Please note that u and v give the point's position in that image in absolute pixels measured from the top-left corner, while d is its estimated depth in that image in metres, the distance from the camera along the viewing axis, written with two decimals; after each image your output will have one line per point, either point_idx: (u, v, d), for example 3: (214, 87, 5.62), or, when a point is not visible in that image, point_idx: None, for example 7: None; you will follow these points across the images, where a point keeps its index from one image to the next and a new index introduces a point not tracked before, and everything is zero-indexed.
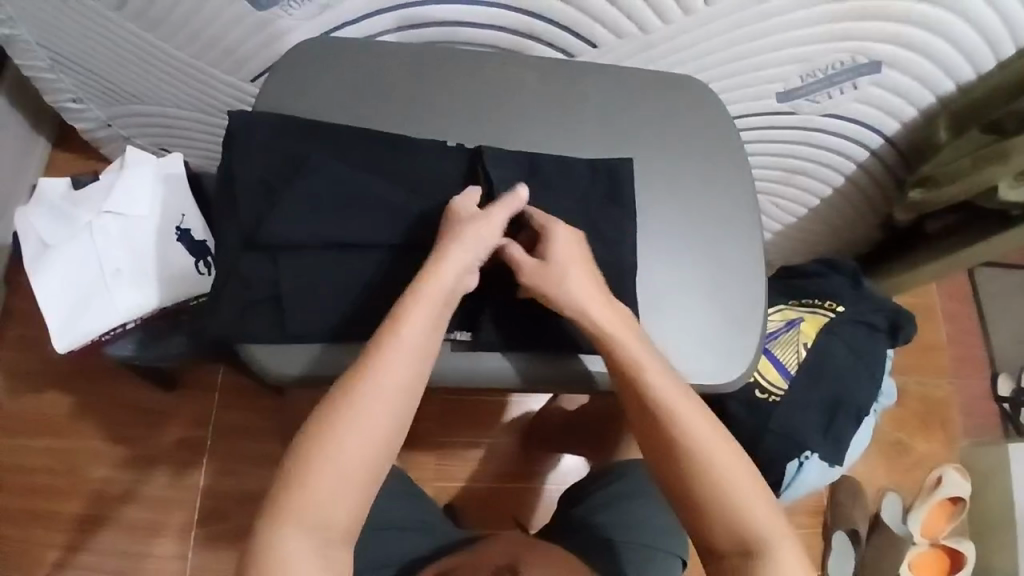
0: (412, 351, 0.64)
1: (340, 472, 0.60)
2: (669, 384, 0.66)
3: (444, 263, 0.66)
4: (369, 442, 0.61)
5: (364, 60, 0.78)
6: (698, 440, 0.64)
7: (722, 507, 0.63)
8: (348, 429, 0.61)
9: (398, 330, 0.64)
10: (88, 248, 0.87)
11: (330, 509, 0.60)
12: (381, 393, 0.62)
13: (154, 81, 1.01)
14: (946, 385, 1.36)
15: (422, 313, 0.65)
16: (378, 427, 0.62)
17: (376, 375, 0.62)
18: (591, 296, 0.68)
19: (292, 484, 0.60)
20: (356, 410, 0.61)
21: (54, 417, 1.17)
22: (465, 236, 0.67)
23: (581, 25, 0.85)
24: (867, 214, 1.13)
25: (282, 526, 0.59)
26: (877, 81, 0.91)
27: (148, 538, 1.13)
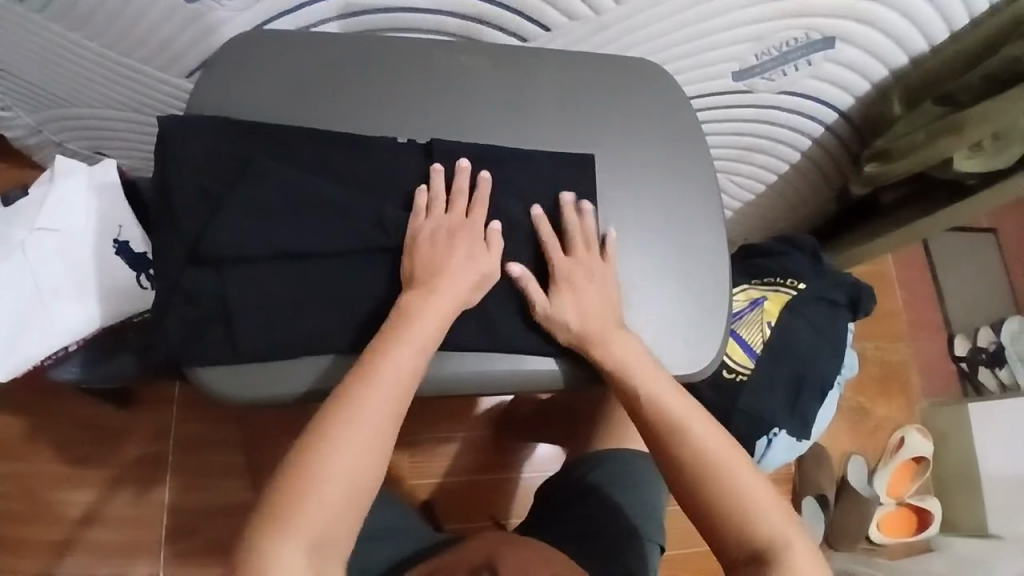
0: (411, 350, 0.64)
1: (338, 477, 0.59)
2: (656, 374, 0.69)
3: (446, 275, 0.67)
4: (371, 449, 0.61)
5: (305, 54, 0.74)
6: (699, 440, 0.67)
7: (729, 513, 0.65)
8: (349, 432, 0.60)
9: (401, 337, 0.64)
10: (20, 268, 0.81)
11: (331, 519, 0.58)
12: (384, 397, 0.62)
13: (82, 83, 0.95)
14: (905, 349, 1.39)
15: (427, 320, 0.65)
16: (377, 431, 0.61)
17: (377, 378, 0.62)
18: (605, 326, 0.70)
19: (290, 494, 0.58)
20: (359, 411, 0.61)
21: (5, 441, 1.11)
22: (441, 245, 0.68)
23: (532, 8, 0.82)
24: (822, 187, 1.13)
25: (279, 537, 0.57)
26: (831, 57, 0.91)
27: (117, 558, 1.09)
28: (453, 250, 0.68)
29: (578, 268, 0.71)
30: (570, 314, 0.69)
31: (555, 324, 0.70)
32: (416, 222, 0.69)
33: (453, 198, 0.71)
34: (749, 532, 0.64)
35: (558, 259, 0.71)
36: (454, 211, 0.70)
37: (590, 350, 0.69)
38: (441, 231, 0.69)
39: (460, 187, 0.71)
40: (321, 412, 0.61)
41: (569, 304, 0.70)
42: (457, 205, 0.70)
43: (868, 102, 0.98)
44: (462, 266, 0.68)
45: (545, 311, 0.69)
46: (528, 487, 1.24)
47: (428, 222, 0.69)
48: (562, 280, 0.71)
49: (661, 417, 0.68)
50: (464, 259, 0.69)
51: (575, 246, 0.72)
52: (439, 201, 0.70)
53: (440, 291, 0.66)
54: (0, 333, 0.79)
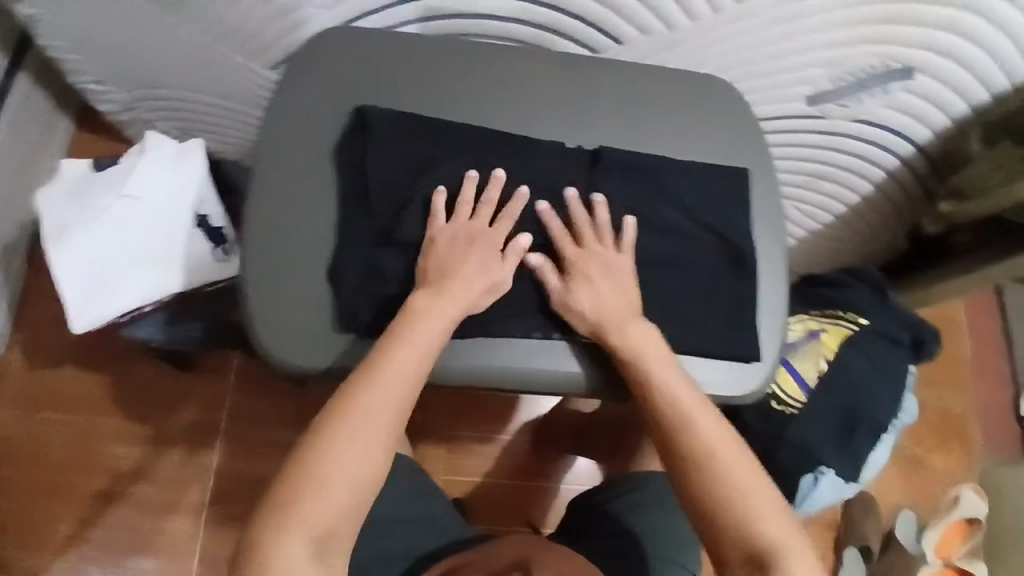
0: (415, 351, 0.65)
1: (342, 474, 0.62)
2: (662, 364, 0.67)
3: (457, 277, 0.68)
4: (371, 451, 0.63)
5: (384, 46, 0.77)
6: (710, 443, 0.65)
7: (730, 517, 0.63)
8: (350, 434, 0.62)
9: (407, 337, 0.66)
10: (107, 230, 0.86)
11: (331, 519, 0.61)
12: (383, 399, 0.64)
13: (176, 65, 1.01)
14: (966, 401, 1.33)
15: (433, 321, 0.66)
16: (378, 431, 0.63)
17: (378, 381, 0.64)
18: (621, 315, 0.68)
19: (300, 488, 0.61)
20: (360, 413, 0.63)
21: (72, 395, 1.18)
22: (460, 252, 0.69)
23: (604, 20, 0.84)
24: (892, 221, 1.10)
25: (280, 535, 0.59)
26: (908, 87, 0.89)
27: (163, 516, 1.14)
28: (472, 258, 0.69)
29: (591, 261, 0.70)
30: (579, 308, 0.69)
31: (571, 313, 0.69)
32: (434, 227, 0.70)
33: (478, 207, 0.71)
34: (754, 543, 0.63)
35: (568, 252, 0.70)
36: (478, 218, 0.70)
37: (605, 338, 0.68)
38: (460, 236, 0.70)
39: (489, 196, 0.71)
40: (326, 409, 0.64)
41: (583, 295, 0.69)
42: (482, 215, 0.71)
43: (946, 138, 0.96)
44: (474, 274, 0.69)
45: (559, 299, 0.69)
46: (562, 498, 1.23)
47: (446, 227, 0.70)
48: (571, 274, 0.70)
49: (665, 403, 0.66)
50: (476, 268, 0.69)
51: (597, 243, 0.71)
52: (467, 210, 0.71)
53: (450, 295, 0.67)
54: (84, 291, 0.85)
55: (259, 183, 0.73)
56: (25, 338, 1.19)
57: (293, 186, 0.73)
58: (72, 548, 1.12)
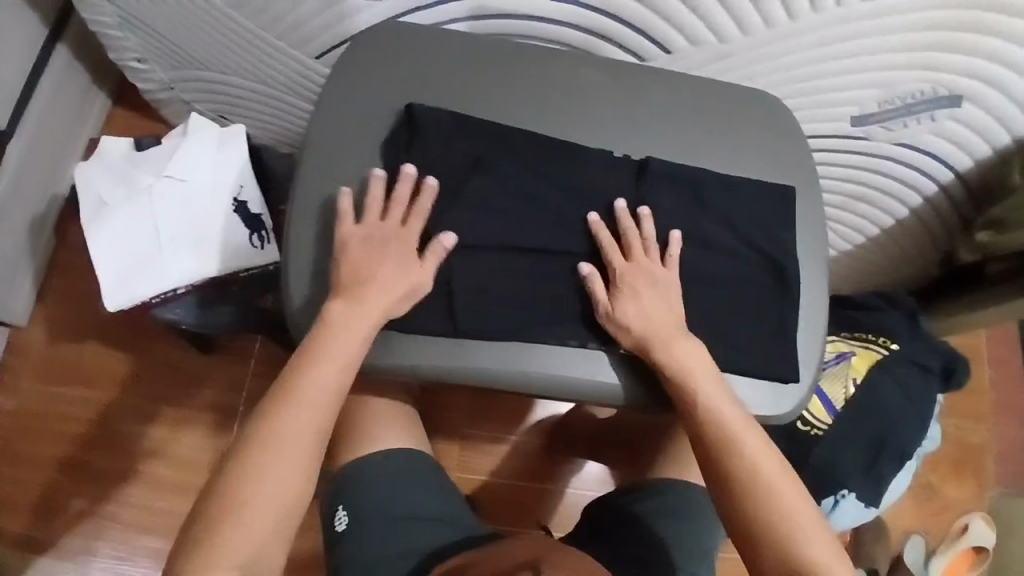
0: (333, 370, 0.66)
1: (268, 499, 0.63)
2: (707, 381, 0.68)
3: (369, 282, 0.68)
4: (295, 476, 0.64)
5: (436, 44, 0.77)
6: (754, 462, 0.66)
7: (772, 538, 0.64)
8: (272, 462, 0.63)
9: (324, 354, 0.66)
10: (145, 210, 0.86)
11: (256, 549, 0.62)
12: (301, 422, 0.65)
13: (219, 48, 1.01)
14: (984, 431, 1.33)
15: (347, 334, 0.66)
16: (302, 455, 0.64)
17: (297, 405, 0.65)
18: (670, 330, 0.68)
19: (222, 517, 0.62)
20: (280, 439, 0.64)
21: (92, 370, 1.18)
22: (370, 252, 0.69)
23: (656, 29, 0.84)
24: (925, 248, 1.10)
25: (208, 570, 0.61)
26: (955, 115, 0.88)
27: (175, 496, 1.15)
28: (385, 256, 0.69)
29: (639, 275, 0.70)
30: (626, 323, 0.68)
31: (617, 326, 0.68)
32: (344, 229, 0.70)
33: (390, 206, 0.71)
34: (796, 561, 0.63)
35: (617, 264, 0.70)
36: (388, 219, 0.70)
37: (651, 352, 0.68)
38: (372, 238, 0.69)
39: (399, 195, 0.71)
40: (246, 440, 0.64)
41: (630, 308, 0.68)
42: (393, 214, 0.71)
43: (986, 166, 0.95)
44: (389, 275, 0.68)
45: (606, 312, 0.69)
46: (569, 502, 1.23)
47: (357, 228, 0.70)
48: (619, 287, 0.69)
49: (711, 419, 0.67)
50: (392, 269, 0.69)
51: (646, 258, 0.71)
52: (376, 210, 0.71)
53: (366, 302, 0.67)
54: (120, 269, 0.86)
55: (307, 173, 0.73)
56: (49, 310, 1.20)
57: (338, 179, 0.73)
58: (83, 521, 1.13)
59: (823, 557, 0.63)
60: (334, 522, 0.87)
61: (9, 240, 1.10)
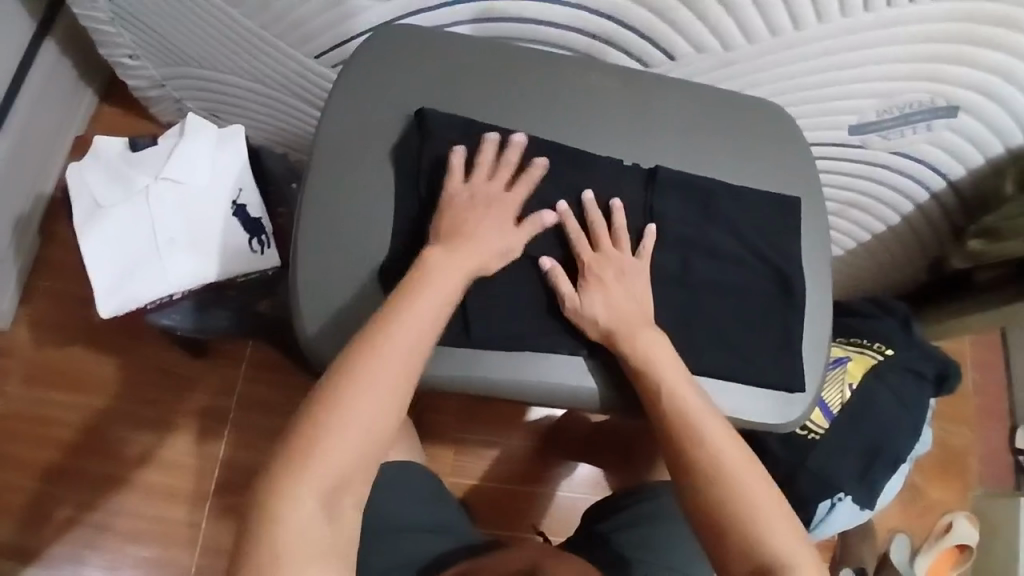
0: (430, 305, 0.64)
1: (356, 429, 0.59)
2: (671, 371, 0.67)
3: (471, 233, 0.68)
4: (389, 407, 0.60)
5: (444, 48, 0.76)
6: (714, 448, 0.65)
7: (730, 524, 0.63)
8: (367, 390, 0.60)
9: (420, 289, 0.64)
10: (141, 212, 0.85)
11: (343, 479, 0.58)
12: (402, 353, 0.62)
13: (215, 46, 1.00)
14: (966, 434, 1.36)
15: (447, 274, 0.65)
16: (393, 388, 0.61)
17: (397, 333, 0.62)
18: (635, 320, 0.68)
19: (306, 445, 0.58)
20: (379, 365, 0.61)
21: (79, 372, 1.16)
22: (480, 209, 0.69)
23: (661, 36, 0.84)
24: (916, 256, 1.11)
25: (295, 490, 0.56)
26: (951, 125, 0.90)
27: (165, 501, 1.13)
28: (488, 216, 0.69)
29: (607, 266, 0.70)
30: (627, 328, 0.68)
31: (584, 319, 0.68)
32: (451, 184, 0.70)
33: (498, 169, 0.71)
34: (758, 552, 0.61)
35: (584, 256, 0.70)
36: (495, 181, 0.71)
37: (617, 343, 0.68)
38: (478, 197, 0.70)
39: (508, 160, 0.72)
40: (340, 362, 0.61)
41: (598, 299, 0.68)
42: (501, 176, 0.71)
43: (979, 176, 0.97)
44: (490, 234, 0.68)
45: (572, 306, 0.68)
46: (558, 504, 1.22)
47: (462, 186, 0.70)
48: (586, 281, 0.69)
49: (669, 410, 0.66)
50: (492, 229, 0.69)
51: (617, 250, 0.71)
52: (484, 172, 0.71)
53: (464, 251, 0.67)
54: (115, 274, 0.84)
55: (315, 177, 0.72)
56: (34, 311, 1.17)
57: (346, 183, 0.72)
58: (70, 529, 1.10)
59: (783, 540, 0.62)
60: None
61: None
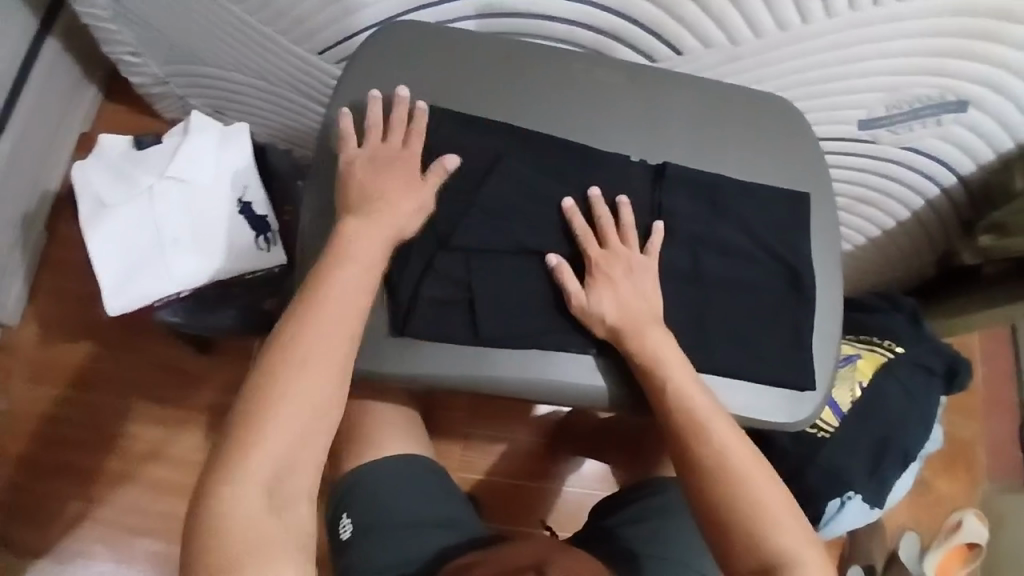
0: (350, 290, 0.65)
1: (286, 421, 0.61)
2: (680, 372, 0.66)
3: (375, 203, 0.68)
4: (318, 386, 0.62)
5: (448, 44, 0.76)
6: (724, 450, 0.65)
7: (738, 526, 0.64)
8: (295, 382, 0.61)
9: (339, 274, 0.65)
10: (146, 211, 0.85)
11: (281, 466, 0.61)
12: (326, 332, 0.63)
13: (217, 43, 0.99)
14: (975, 428, 1.35)
15: (363, 244, 0.66)
16: (320, 376, 0.62)
17: (323, 319, 0.63)
18: (643, 317, 0.68)
19: (242, 443, 0.60)
20: (304, 349, 0.62)
21: (85, 369, 1.16)
22: (373, 172, 0.69)
23: (667, 31, 0.83)
24: (926, 250, 1.11)
25: (235, 486, 0.59)
26: (960, 120, 0.89)
27: (173, 497, 1.13)
28: (388, 175, 0.69)
29: (615, 263, 0.69)
30: (636, 325, 0.67)
31: (593, 317, 0.68)
32: (348, 151, 0.71)
33: (389, 128, 0.71)
34: (763, 554, 0.63)
35: (591, 253, 0.69)
36: (390, 140, 0.71)
37: (626, 341, 0.67)
38: (377, 160, 0.70)
39: (398, 116, 0.72)
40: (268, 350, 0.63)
41: (606, 296, 0.68)
42: (392, 134, 0.71)
43: (990, 171, 0.96)
44: (391, 195, 0.69)
45: (579, 303, 0.68)
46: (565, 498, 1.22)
47: (358, 150, 0.71)
48: (594, 279, 0.69)
49: (679, 411, 0.66)
50: (394, 191, 0.69)
51: (625, 246, 0.70)
52: (376, 132, 0.71)
53: (369, 220, 0.67)
54: (121, 272, 0.84)
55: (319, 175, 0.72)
56: (40, 309, 1.17)
57: None
58: (79, 526, 1.11)
59: (790, 542, 0.63)
60: (339, 530, 0.86)
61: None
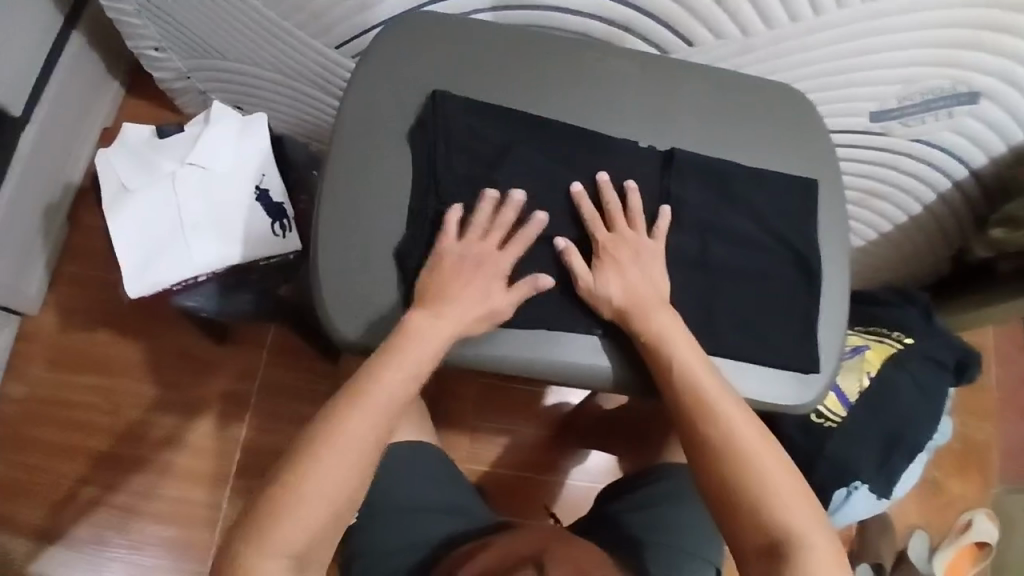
0: (409, 373, 0.65)
1: (323, 493, 0.61)
2: (683, 347, 0.68)
3: (453, 295, 0.68)
4: (350, 476, 0.62)
5: (462, 34, 0.77)
6: (727, 426, 0.65)
7: (743, 502, 0.64)
8: (338, 452, 0.62)
9: (400, 355, 0.65)
10: (167, 197, 0.86)
11: (313, 538, 0.60)
12: (368, 425, 0.63)
13: (238, 38, 1.02)
14: (989, 429, 1.34)
15: (426, 343, 0.66)
16: (363, 450, 0.62)
17: (378, 393, 0.64)
18: (650, 300, 0.69)
19: (276, 508, 0.60)
20: (344, 439, 0.62)
21: (104, 356, 1.18)
22: (466, 273, 0.69)
23: (680, 22, 0.84)
24: (939, 246, 1.10)
25: (261, 550, 0.59)
26: (973, 112, 0.89)
27: (188, 483, 1.15)
28: (475, 279, 0.69)
29: (621, 247, 0.70)
30: (644, 308, 0.68)
31: (599, 298, 0.69)
32: (445, 243, 0.70)
33: (492, 231, 0.70)
34: (769, 533, 0.62)
35: (598, 236, 0.71)
36: (489, 241, 0.70)
37: (633, 321, 0.68)
38: (465, 258, 0.69)
39: (506, 220, 0.71)
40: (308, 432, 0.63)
41: (614, 278, 0.69)
42: (494, 238, 0.70)
43: (1003, 164, 0.96)
44: (474, 296, 0.68)
45: (586, 285, 0.69)
46: (570, 491, 1.23)
47: (456, 245, 0.70)
48: (602, 262, 0.70)
49: (683, 387, 0.67)
50: (477, 293, 0.68)
51: (632, 230, 0.71)
52: (479, 234, 0.70)
53: (447, 316, 0.67)
54: (141, 256, 0.86)
55: (335, 159, 0.73)
56: (61, 297, 1.20)
57: (365, 166, 0.73)
58: (93, 509, 1.13)
59: (799, 520, 0.62)
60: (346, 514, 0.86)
61: (22, 227, 1.10)
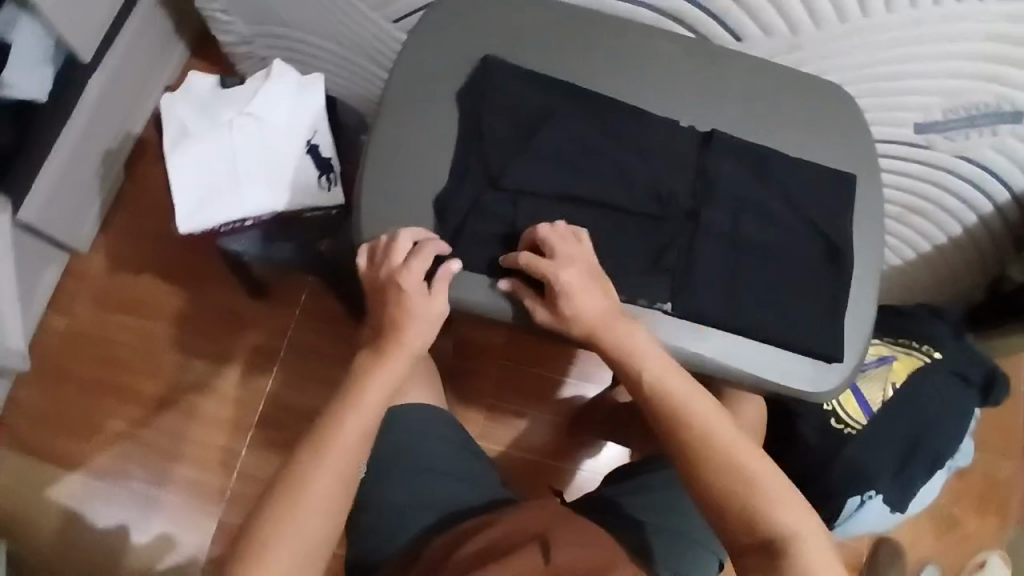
0: (364, 416, 0.68)
1: (295, 549, 0.64)
2: (654, 361, 0.68)
3: (394, 334, 0.70)
4: (321, 528, 0.65)
5: (517, 7, 0.80)
6: (712, 437, 0.65)
7: (736, 512, 0.63)
8: (307, 506, 0.65)
9: (355, 401, 0.69)
10: (224, 142, 0.91)
11: None
12: (333, 474, 0.66)
13: (301, 7, 1.06)
14: (1012, 468, 1.31)
15: (379, 388, 0.70)
16: (330, 498, 0.66)
17: (342, 436, 0.67)
18: (612, 316, 0.69)
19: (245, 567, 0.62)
20: (302, 496, 0.65)
21: (143, 300, 1.23)
22: (391, 301, 0.71)
23: (731, 16, 0.86)
24: (975, 269, 1.10)
25: None
26: (1018, 132, 0.88)
27: (211, 428, 1.18)
28: (399, 303, 0.70)
29: (566, 278, 0.69)
30: None
31: (567, 326, 0.70)
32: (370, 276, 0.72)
33: (398, 255, 0.71)
34: (767, 540, 0.62)
35: (544, 271, 0.69)
36: (404, 266, 0.71)
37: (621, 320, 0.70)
38: (382, 285, 0.71)
39: (404, 246, 0.71)
40: (272, 506, 0.64)
41: (571, 313, 0.69)
42: (400, 262, 0.71)
43: None
44: (409, 323, 0.70)
45: (550, 323, 0.71)
46: (581, 480, 1.23)
47: (373, 275, 0.72)
48: (557, 290, 0.69)
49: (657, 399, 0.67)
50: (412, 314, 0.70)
51: (569, 258, 0.69)
52: (386, 262, 0.71)
53: (389, 355, 0.70)
54: (194, 195, 0.90)
55: (385, 114, 0.76)
56: (110, 242, 1.25)
57: (414, 123, 0.76)
58: (119, 444, 1.17)
59: (796, 525, 0.62)
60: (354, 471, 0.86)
61: (82, 169, 1.15)
